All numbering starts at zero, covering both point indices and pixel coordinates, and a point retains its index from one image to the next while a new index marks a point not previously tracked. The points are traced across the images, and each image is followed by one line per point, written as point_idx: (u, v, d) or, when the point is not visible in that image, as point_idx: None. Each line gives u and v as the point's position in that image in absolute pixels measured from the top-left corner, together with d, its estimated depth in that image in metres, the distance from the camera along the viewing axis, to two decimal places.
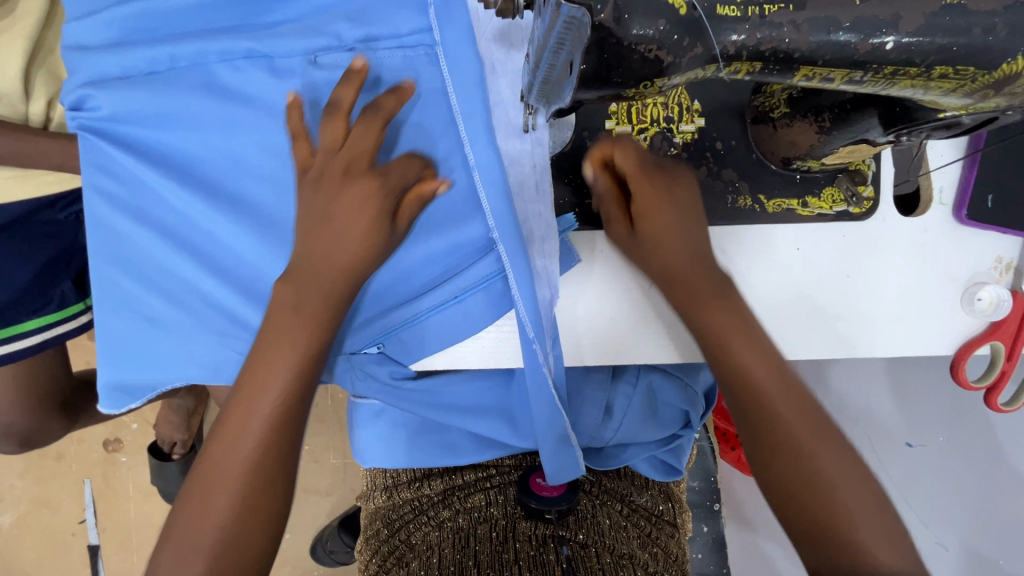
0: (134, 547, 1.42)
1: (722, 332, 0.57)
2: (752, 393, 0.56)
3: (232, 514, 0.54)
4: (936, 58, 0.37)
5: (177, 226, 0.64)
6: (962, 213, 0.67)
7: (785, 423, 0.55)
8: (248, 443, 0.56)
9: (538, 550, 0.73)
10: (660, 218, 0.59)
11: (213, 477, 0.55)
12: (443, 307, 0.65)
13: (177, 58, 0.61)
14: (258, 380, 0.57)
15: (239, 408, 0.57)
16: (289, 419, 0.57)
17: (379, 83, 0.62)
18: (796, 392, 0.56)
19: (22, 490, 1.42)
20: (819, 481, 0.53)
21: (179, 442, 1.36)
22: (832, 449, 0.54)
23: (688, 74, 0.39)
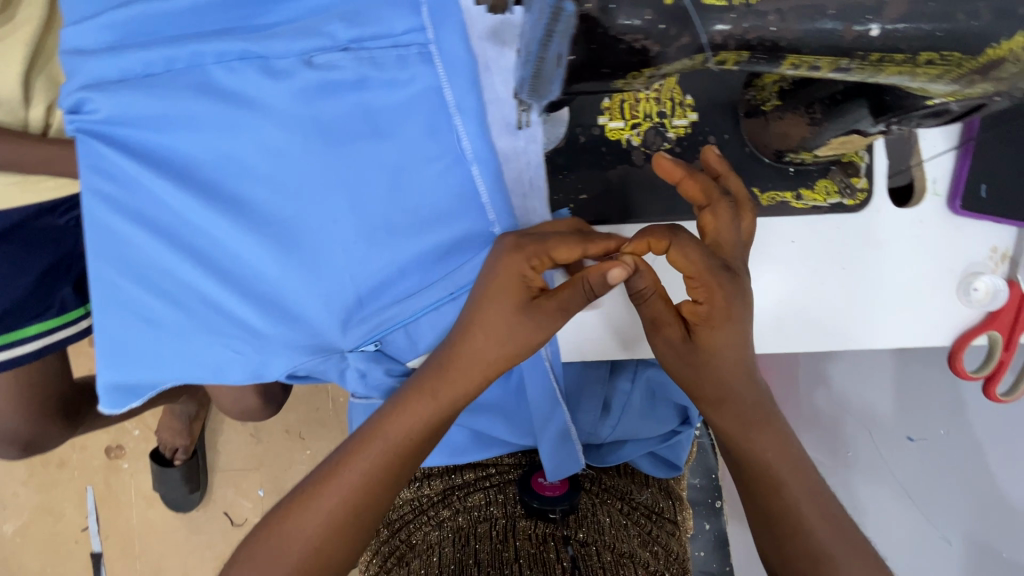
0: (139, 554, 1.42)
1: (750, 426, 0.60)
2: (769, 483, 0.59)
3: (311, 557, 0.57)
4: (921, 44, 0.37)
5: (177, 227, 0.65)
6: (956, 204, 0.67)
7: (798, 513, 0.58)
8: (338, 493, 0.58)
9: (538, 548, 0.73)
10: (721, 330, 0.58)
11: (291, 525, 0.57)
12: (443, 302, 0.66)
13: (174, 60, 0.61)
14: (402, 427, 0.59)
15: (358, 455, 0.59)
16: (390, 470, 0.59)
17: (373, 83, 0.63)
18: (808, 480, 0.60)
19: (25, 497, 1.42)
20: (826, 560, 0.56)
21: (182, 448, 1.36)
22: (835, 529, 0.58)
23: (676, 65, 0.39)
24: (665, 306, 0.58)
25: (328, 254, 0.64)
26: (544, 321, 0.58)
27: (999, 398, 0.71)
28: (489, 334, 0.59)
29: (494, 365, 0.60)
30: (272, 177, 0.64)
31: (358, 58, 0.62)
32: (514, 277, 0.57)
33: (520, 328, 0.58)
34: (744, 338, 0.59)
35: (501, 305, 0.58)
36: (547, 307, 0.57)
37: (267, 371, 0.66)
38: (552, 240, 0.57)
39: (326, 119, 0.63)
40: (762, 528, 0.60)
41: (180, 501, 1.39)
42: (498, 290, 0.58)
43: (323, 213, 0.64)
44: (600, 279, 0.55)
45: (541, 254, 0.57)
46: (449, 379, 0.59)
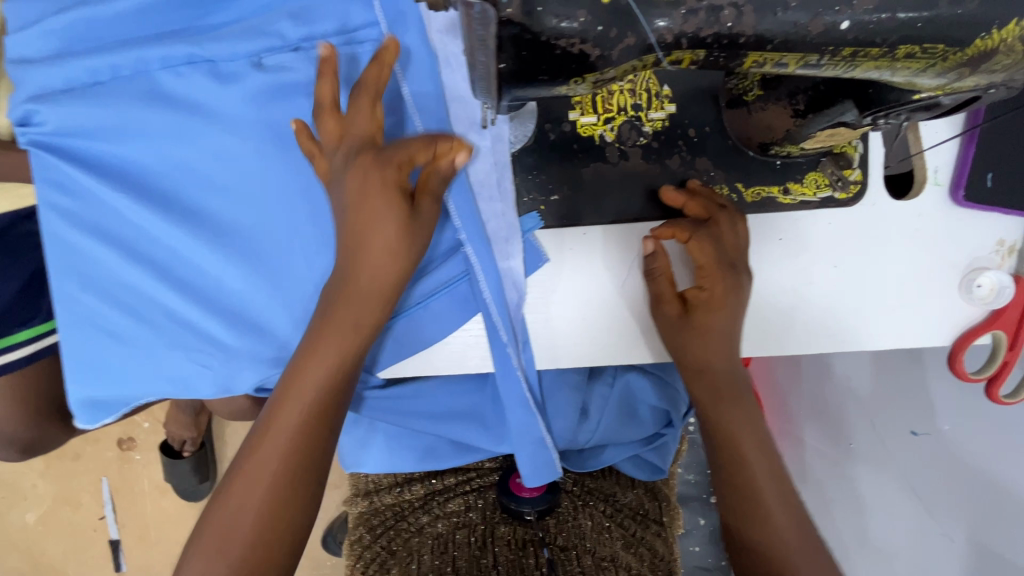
0: (155, 541, 1.38)
1: (723, 401, 0.64)
2: (730, 452, 0.63)
3: (262, 528, 0.55)
4: (899, 36, 0.33)
5: (136, 240, 0.63)
6: (958, 194, 0.62)
7: (761, 499, 0.61)
8: (280, 454, 0.56)
9: (517, 554, 0.77)
10: (715, 316, 0.60)
11: (234, 504, 0.56)
12: (409, 312, 0.63)
13: (119, 67, 0.59)
14: (310, 380, 0.57)
15: (286, 412, 0.57)
16: (325, 420, 0.58)
17: (321, 84, 0.60)
18: (776, 468, 0.63)
19: (43, 487, 1.39)
20: (778, 550, 0.59)
21: (190, 441, 1.30)
22: (795, 522, 0.60)
23: (623, 67, 0.35)
24: (670, 286, 0.60)
25: (290, 264, 0.62)
26: (427, 221, 0.56)
27: (1002, 401, 0.67)
28: (386, 252, 0.55)
29: (399, 279, 0.57)
30: (228, 186, 0.61)
31: (309, 58, 0.59)
32: (387, 185, 0.53)
33: (414, 235, 0.55)
34: (735, 324, 0.61)
35: (383, 219, 0.54)
36: (427, 203, 0.55)
37: (235, 385, 0.64)
38: (412, 144, 0.53)
39: (279, 124, 0.60)
40: (722, 501, 0.64)
41: (191, 492, 1.35)
42: (371, 210, 0.54)
43: (282, 222, 0.61)
44: (449, 165, 0.54)
45: (403, 159, 0.53)
46: (347, 305, 0.57)
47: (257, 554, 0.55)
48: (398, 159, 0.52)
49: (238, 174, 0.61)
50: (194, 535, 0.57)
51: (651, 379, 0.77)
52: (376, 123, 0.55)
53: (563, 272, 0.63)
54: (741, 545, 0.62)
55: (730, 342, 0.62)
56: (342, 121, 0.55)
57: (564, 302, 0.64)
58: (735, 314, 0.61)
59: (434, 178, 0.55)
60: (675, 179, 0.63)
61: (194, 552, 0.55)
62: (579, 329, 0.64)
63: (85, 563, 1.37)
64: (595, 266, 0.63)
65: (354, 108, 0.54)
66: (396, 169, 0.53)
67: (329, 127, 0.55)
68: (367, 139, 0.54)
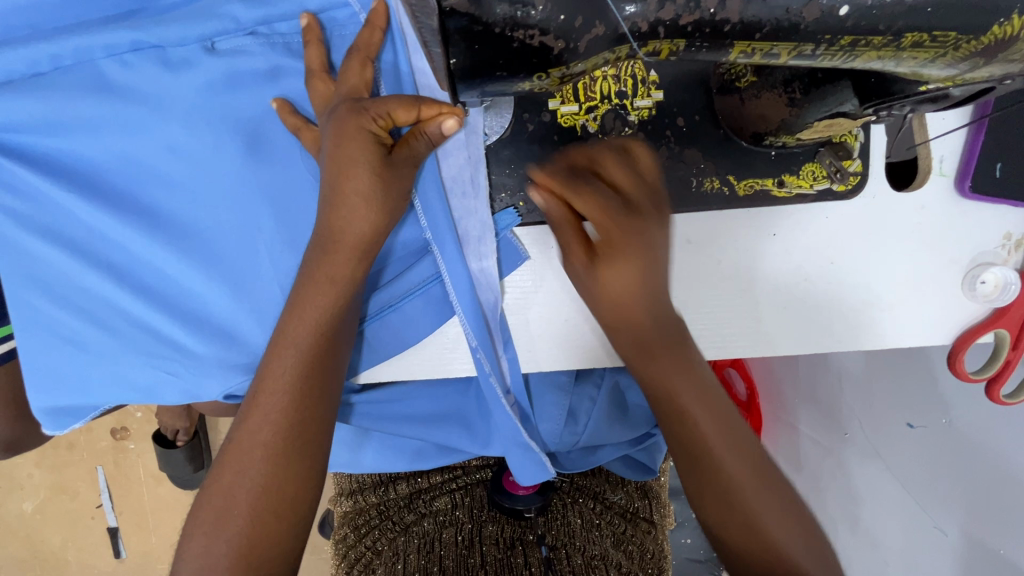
0: (154, 528, 1.30)
1: (665, 355, 0.53)
2: (682, 418, 0.54)
3: (260, 497, 0.53)
4: (904, 23, 0.29)
5: (92, 242, 0.59)
6: (965, 185, 0.58)
7: (726, 467, 0.54)
8: (271, 420, 0.54)
9: (505, 553, 0.70)
10: (618, 270, 0.50)
11: (229, 476, 0.54)
12: (381, 316, 0.60)
13: (59, 57, 0.55)
14: (292, 340, 0.54)
15: (273, 376, 0.54)
16: (316, 382, 0.55)
17: (283, 72, 0.56)
18: (737, 433, 0.55)
19: (38, 478, 1.28)
20: (755, 520, 0.53)
21: (183, 429, 1.20)
22: (776, 494, 0.54)
23: (592, 60, 0.31)
24: (572, 232, 0.51)
25: (254, 265, 0.59)
26: (404, 172, 0.53)
27: (1001, 400, 0.63)
28: (359, 198, 0.52)
29: (375, 232, 0.54)
30: (185, 184, 0.57)
31: (268, 43, 0.55)
32: (362, 133, 0.50)
33: (388, 184, 0.53)
34: (645, 274, 0.50)
35: (358, 165, 0.51)
36: (404, 160, 0.53)
37: (202, 393, 0.61)
38: (393, 100, 0.50)
39: (237, 116, 0.56)
40: (690, 477, 0.56)
41: (188, 480, 1.25)
42: (345, 156, 0.51)
43: (244, 222, 0.58)
44: (436, 132, 0.52)
45: (383, 112, 0.50)
46: (327, 259, 0.54)
47: (258, 524, 0.53)
48: (377, 110, 0.50)
49: (195, 171, 0.57)
50: (194, 512, 0.55)
51: None
52: (365, 80, 0.52)
53: (547, 271, 0.60)
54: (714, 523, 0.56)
55: (647, 296, 0.51)
56: (332, 84, 0.53)
57: (544, 305, 0.60)
58: (643, 261, 0.50)
59: (419, 139, 0.52)
60: (663, 172, 0.59)
61: (195, 528, 0.53)
62: (560, 332, 0.61)
63: (76, 555, 1.29)
64: None
65: (343, 72, 0.52)
66: (373, 119, 0.50)
67: (318, 90, 0.53)
68: (353, 92, 0.52)
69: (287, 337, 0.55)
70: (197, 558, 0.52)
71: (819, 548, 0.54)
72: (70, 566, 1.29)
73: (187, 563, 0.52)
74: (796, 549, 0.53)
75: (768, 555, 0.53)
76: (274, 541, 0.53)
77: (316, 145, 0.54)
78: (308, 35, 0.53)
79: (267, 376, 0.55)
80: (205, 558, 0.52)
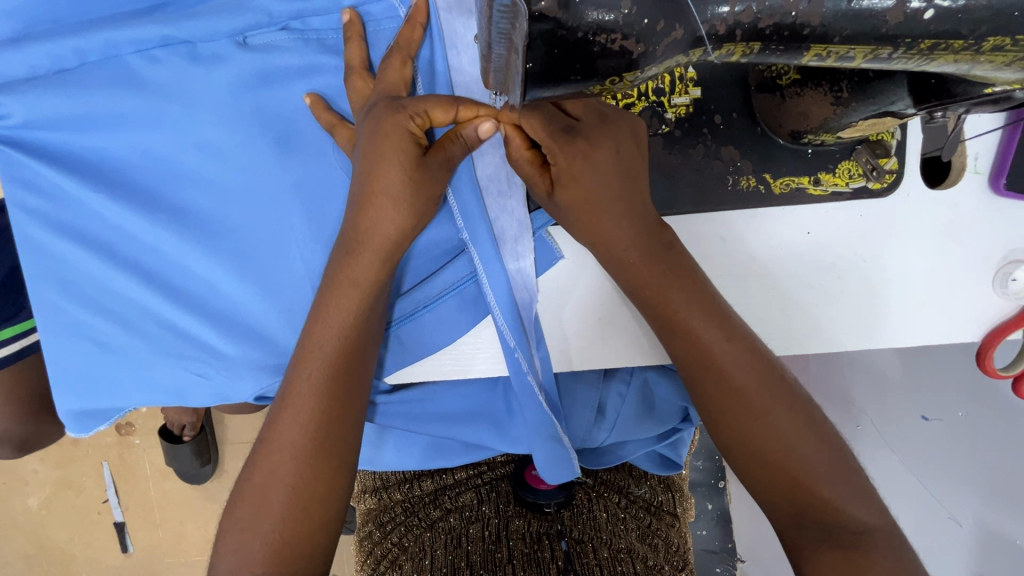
0: (161, 522, 1.28)
1: (682, 295, 0.54)
2: (706, 363, 0.55)
3: (291, 497, 0.53)
4: (988, 28, 0.29)
5: (119, 242, 0.58)
6: (999, 183, 0.58)
7: (755, 411, 0.54)
8: (301, 422, 0.54)
9: (532, 547, 0.70)
10: (582, 183, 0.51)
11: (260, 476, 0.54)
12: (416, 315, 0.60)
13: (85, 52, 0.53)
14: (319, 344, 0.54)
15: (301, 379, 0.54)
16: (344, 384, 0.55)
17: (316, 68, 0.55)
18: (764, 378, 0.54)
19: (44, 474, 1.27)
20: (794, 467, 0.53)
21: (189, 425, 1.19)
22: (812, 438, 0.54)
23: (666, 63, 0.31)
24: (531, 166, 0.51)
25: (285, 265, 0.58)
26: (437, 175, 0.51)
27: None
28: (388, 198, 0.51)
29: (402, 233, 0.53)
30: (215, 182, 0.56)
31: (301, 39, 0.54)
32: (398, 130, 0.49)
33: (419, 186, 0.51)
34: (611, 188, 0.52)
35: (391, 165, 0.50)
36: (439, 162, 0.51)
37: (232, 394, 0.60)
38: (433, 99, 0.50)
39: (269, 113, 0.55)
40: (716, 427, 0.56)
41: (193, 474, 1.23)
42: (379, 155, 0.50)
43: (275, 221, 0.57)
44: (472, 135, 0.51)
45: (421, 111, 0.49)
46: (352, 261, 0.53)
47: (291, 523, 0.53)
48: (414, 108, 0.49)
49: (225, 169, 0.56)
50: (228, 512, 0.55)
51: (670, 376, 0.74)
52: (405, 78, 0.51)
53: (583, 271, 0.59)
54: (751, 470, 0.55)
55: (623, 213, 0.53)
56: (372, 82, 0.52)
57: (578, 304, 0.60)
58: (606, 178, 0.52)
59: (455, 142, 0.51)
60: (699, 169, 0.59)
61: (229, 527, 0.54)
62: (594, 330, 0.60)
63: (81, 552, 1.28)
64: None
65: (383, 70, 0.51)
66: (411, 117, 0.49)
67: (357, 87, 0.52)
68: (392, 90, 0.51)
69: (315, 338, 0.54)
70: (232, 553, 0.53)
71: (861, 491, 0.53)
72: (74, 563, 1.28)
73: (225, 558, 0.53)
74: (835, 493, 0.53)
75: (810, 501, 0.53)
76: (308, 538, 0.53)
77: (350, 143, 0.53)
78: (350, 31, 0.53)
79: (293, 375, 0.54)
80: (242, 552, 0.53)
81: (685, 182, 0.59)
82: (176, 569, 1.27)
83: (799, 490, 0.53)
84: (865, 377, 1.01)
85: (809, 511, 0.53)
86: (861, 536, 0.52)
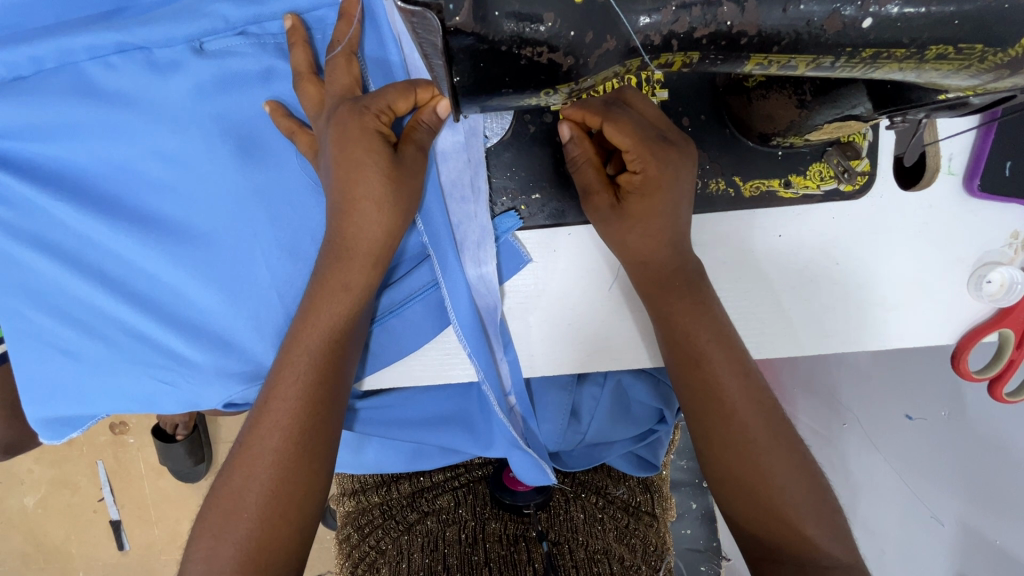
0: (157, 520, 1.25)
1: (677, 303, 0.54)
2: (703, 371, 0.54)
3: (269, 502, 0.50)
4: (929, 35, 0.28)
5: (82, 251, 0.57)
6: (973, 184, 0.57)
7: (748, 429, 0.53)
8: (282, 426, 0.51)
9: (509, 549, 0.69)
10: (653, 200, 0.52)
11: (237, 482, 0.50)
12: (381, 323, 0.59)
13: (41, 60, 0.53)
14: (306, 347, 0.52)
15: (285, 382, 0.52)
16: (330, 388, 0.52)
17: (273, 74, 0.54)
18: (757, 394, 0.54)
19: (38, 473, 1.24)
20: (766, 478, 0.52)
21: (183, 423, 1.15)
22: (787, 454, 0.53)
23: (602, 75, 0.31)
24: (596, 174, 0.53)
25: (250, 272, 0.57)
26: (414, 170, 0.51)
27: (1005, 398, 0.63)
28: (371, 202, 0.50)
29: (389, 236, 0.52)
30: (178, 188, 0.55)
31: (258, 43, 0.54)
32: (366, 132, 0.48)
33: (400, 186, 0.51)
34: (675, 206, 0.53)
35: (367, 169, 0.49)
36: (412, 156, 0.51)
37: (202, 402, 0.60)
38: (390, 90, 0.49)
39: (229, 119, 0.54)
40: (703, 437, 0.55)
41: (186, 473, 1.20)
42: (353, 160, 0.49)
43: (240, 225, 0.56)
44: (433, 118, 0.51)
45: (383, 106, 0.49)
46: (344, 267, 0.52)
47: (267, 529, 0.49)
48: (377, 105, 0.49)
49: (186, 175, 0.55)
50: (198, 520, 0.51)
51: (644, 379, 0.74)
52: (354, 78, 0.51)
53: (550, 277, 0.59)
54: (720, 477, 0.55)
55: (672, 229, 0.53)
56: (322, 86, 0.51)
57: (546, 310, 0.59)
58: (674, 197, 0.52)
59: (419, 129, 0.51)
60: None
61: (198, 536, 0.50)
62: (563, 335, 0.60)
63: (75, 552, 1.25)
64: (579, 269, 0.59)
65: (330, 72, 0.51)
66: (375, 116, 0.49)
67: (308, 92, 0.51)
68: (346, 92, 0.50)
69: (301, 343, 0.52)
70: (202, 561, 0.49)
71: (838, 526, 0.53)
72: (66, 566, 1.24)
73: (192, 567, 0.49)
74: (816, 526, 0.52)
75: (786, 525, 0.52)
76: (283, 546, 0.50)
77: (312, 149, 0.52)
78: (293, 37, 0.52)
79: (281, 381, 0.52)
80: (211, 560, 0.48)
81: None
82: (172, 566, 1.25)
83: (782, 516, 0.52)
84: (851, 378, 1.00)
85: (785, 542, 0.52)
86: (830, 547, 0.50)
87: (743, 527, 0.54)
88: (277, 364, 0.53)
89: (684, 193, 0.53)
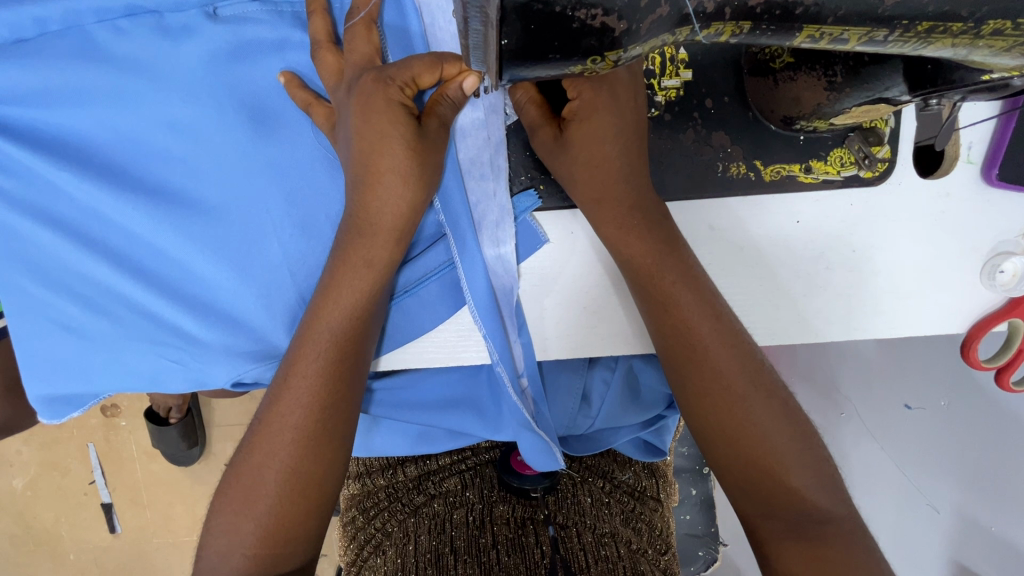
0: (149, 503, 1.23)
1: (672, 272, 0.54)
2: (689, 338, 0.54)
3: (289, 479, 0.49)
4: (988, 10, 0.29)
5: (86, 223, 0.55)
6: (992, 173, 0.57)
7: (735, 390, 0.53)
8: (302, 404, 0.50)
9: (516, 532, 0.67)
10: (594, 124, 0.52)
11: (257, 459, 0.50)
12: (397, 301, 0.58)
13: (46, 21, 0.51)
14: (326, 325, 0.51)
15: (303, 361, 0.51)
16: (348, 369, 0.51)
17: (288, 42, 0.53)
18: (745, 355, 0.54)
19: (28, 455, 1.21)
20: (766, 443, 0.52)
21: (176, 407, 1.12)
22: (783, 417, 0.53)
23: (652, 43, 0.31)
24: (537, 109, 0.53)
25: (262, 248, 0.55)
26: (437, 144, 0.50)
27: (1009, 387, 0.64)
28: (394, 176, 0.49)
29: (411, 211, 0.51)
30: (188, 158, 0.54)
31: (275, 11, 0.53)
32: (391, 105, 0.48)
33: (423, 161, 0.50)
34: (619, 136, 0.52)
35: (391, 141, 0.48)
36: (434, 130, 0.50)
37: (208, 381, 0.58)
38: (416, 62, 0.48)
39: (243, 88, 0.53)
40: (695, 406, 0.54)
41: (181, 457, 1.18)
42: (375, 132, 0.48)
43: (252, 199, 0.54)
44: (457, 93, 0.50)
45: (408, 79, 0.48)
46: (364, 243, 0.51)
47: (288, 505, 0.49)
48: (402, 78, 0.48)
49: (198, 146, 0.53)
50: (216, 497, 0.50)
51: (654, 364, 0.75)
52: (374, 47, 0.50)
53: (567, 259, 0.58)
54: (721, 451, 0.54)
55: (623, 158, 0.53)
56: (342, 56, 0.50)
57: (563, 292, 0.59)
58: (618, 126, 0.52)
59: (442, 104, 0.50)
60: (688, 154, 0.57)
61: (216, 513, 0.49)
62: (579, 318, 0.59)
63: (65, 534, 1.23)
64: (594, 252, 0.58)
65: (350, 40, 0.50)
66: (400, 88, 0.48)
67: (327, 62, 0.50)
68: (366, 61, 0.49)
69: (313, 318, 0.51)
70: (226, 535, 0.48)
71: (834, 480, 0.52)
72: (58, 546, 1.23)
73: (214, 541, 0.49)
74: (816, 489, 0.51)
75: (790, 493, 0.51)
76: (302, 523, 0.49)
77: (329, 122, 0.51)
78: (312, 6, 0.51)
79: (298, 359, 0.51)
80: (234, 535, 0.48)
81: (676, 169, 0.58)
82: (165, 549, 1.24)
83: (783, 483, 0.51)
84: (852, 368, 0.96)
85: (789, 506, 0.51)
86: (835, 527, 0.50)
87: (743, 499, 0.53)
88: (295, 343, 0.52)
89: (628, 114, 0.52)
